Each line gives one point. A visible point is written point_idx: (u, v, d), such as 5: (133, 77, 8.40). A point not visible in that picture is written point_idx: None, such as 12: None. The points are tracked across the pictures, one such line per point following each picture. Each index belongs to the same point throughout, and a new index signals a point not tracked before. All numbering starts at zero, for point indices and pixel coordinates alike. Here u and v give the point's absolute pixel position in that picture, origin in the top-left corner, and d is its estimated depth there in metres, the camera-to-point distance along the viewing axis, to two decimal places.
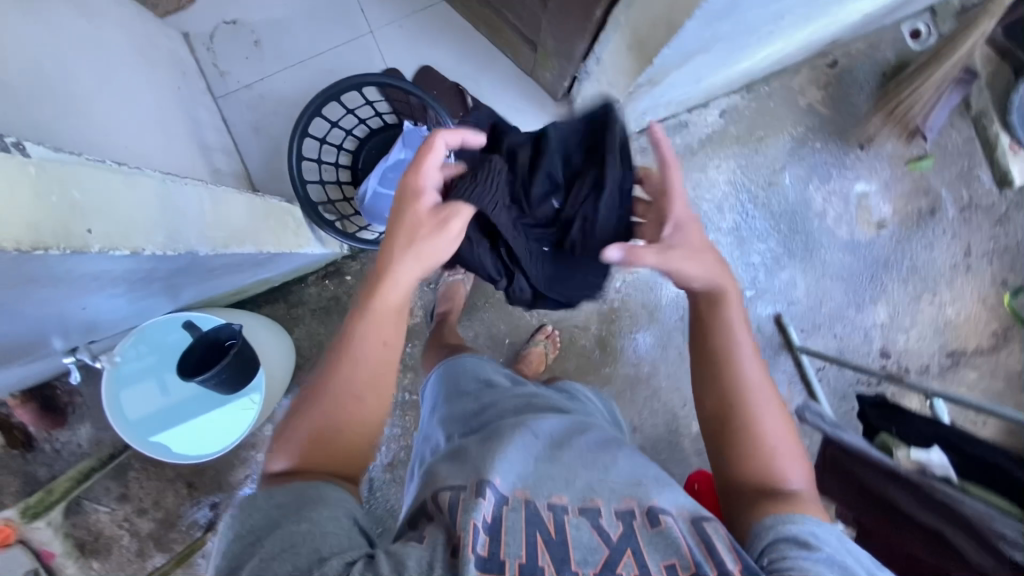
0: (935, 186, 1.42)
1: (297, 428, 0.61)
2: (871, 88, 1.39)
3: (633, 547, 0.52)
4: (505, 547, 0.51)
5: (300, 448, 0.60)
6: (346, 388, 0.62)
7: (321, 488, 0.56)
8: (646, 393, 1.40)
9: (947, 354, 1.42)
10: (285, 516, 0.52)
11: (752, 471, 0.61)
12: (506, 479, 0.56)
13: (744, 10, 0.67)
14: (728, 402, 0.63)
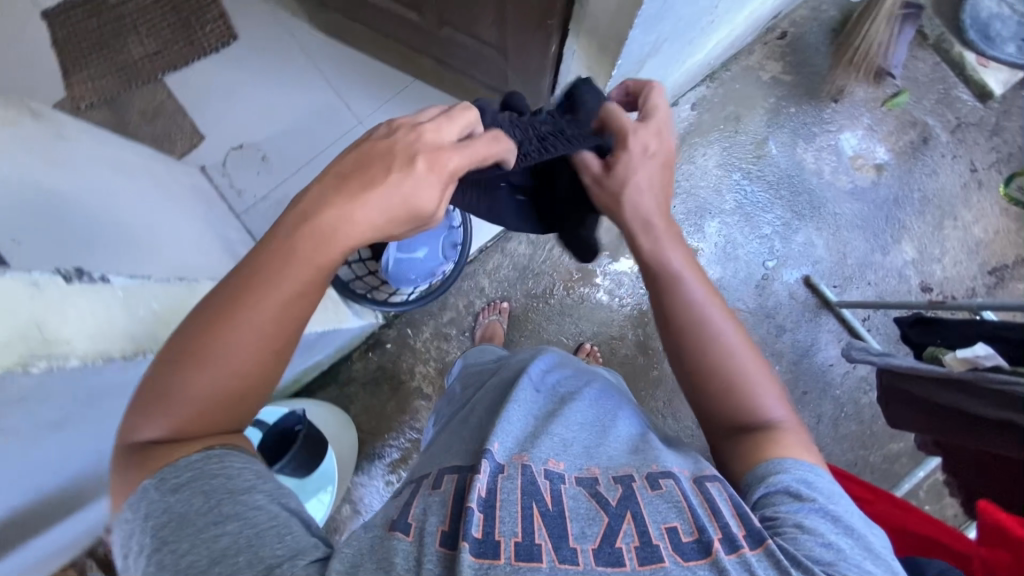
0: (918, 117, 1.45)
1: (167, 399, 0.49)
2: (826, 46, 1.45)
3: (634, 510, 0.47)
4: (500, 525, 0.45)
5: (176, 424, 0.49)
6: (234, 358, 0.50)
7: (226, 458, 0.48)
8: None
9: (988, 272, 1.40)
10: (201, 516, 0.44)
11: (733, 417, 0.57)
12: (501, 447, 0.54)
13: (678, 7, 0.75)
14: (703, 354, 0.58)
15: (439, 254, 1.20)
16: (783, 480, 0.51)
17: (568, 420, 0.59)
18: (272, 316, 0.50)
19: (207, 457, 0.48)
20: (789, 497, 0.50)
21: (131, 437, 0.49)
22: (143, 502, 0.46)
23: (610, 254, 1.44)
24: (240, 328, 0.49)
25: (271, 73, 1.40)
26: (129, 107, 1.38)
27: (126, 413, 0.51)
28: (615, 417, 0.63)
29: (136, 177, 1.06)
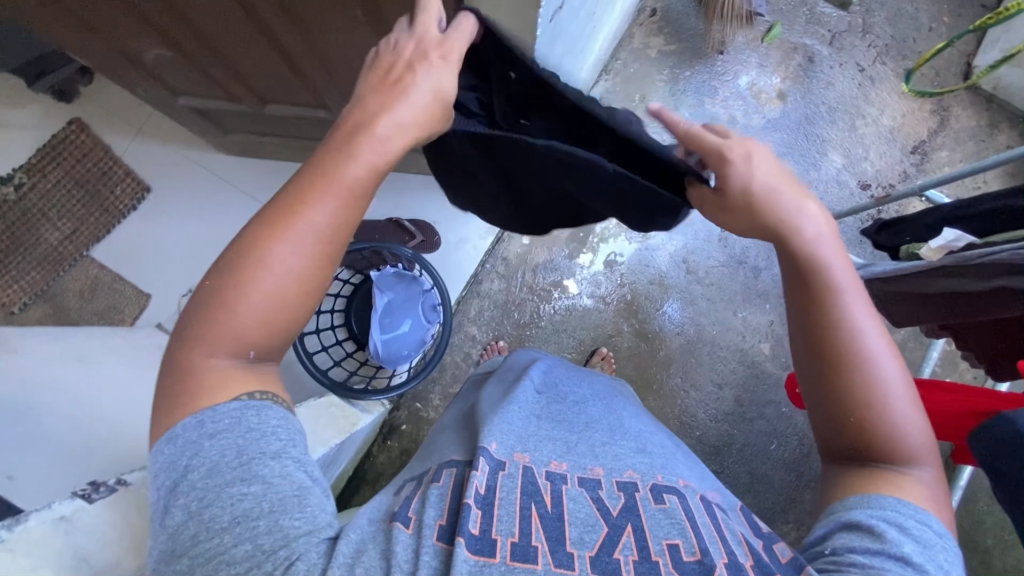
0: (796, 41, 1.55)
1: (215, 323, 0.54)
2: (693, 9, 1.55)
3: (635, 522, 0.54)
4: (496, 525, 0.52)
5: (228, 349, 0.54)
6: (269, 285, 0.54)
7: (262, 412, 0.54)
8: (706, 349, 1.45)
9: (911, 152, 1.51)
10: (231, 470, 0.50)
11: (867, 447, 0.58)
12: (500, 445, 0.62)
13: (564, 27, 0.79)
14: (857, 390, 0.57)
15: (423, 322, 1.20)
16: (862, 518, 0.54)
17: (573, 424, 0.70)
18: (303, 246, 0.54)
19: (246, 407, 0.54)
20: (863, 535, 0.52)
21: (180, 359, 0.54)
22: (180, 439, 0.52)
23: (578, 260, 1.47)
24: (273, 254, 0.53)
25: (195, 210, 1.39)
26: (63, 293, 1.34)
27: (187, 331, 0.54)
28: (618, 414, 0.76)
29: (100, 361, 1.03)
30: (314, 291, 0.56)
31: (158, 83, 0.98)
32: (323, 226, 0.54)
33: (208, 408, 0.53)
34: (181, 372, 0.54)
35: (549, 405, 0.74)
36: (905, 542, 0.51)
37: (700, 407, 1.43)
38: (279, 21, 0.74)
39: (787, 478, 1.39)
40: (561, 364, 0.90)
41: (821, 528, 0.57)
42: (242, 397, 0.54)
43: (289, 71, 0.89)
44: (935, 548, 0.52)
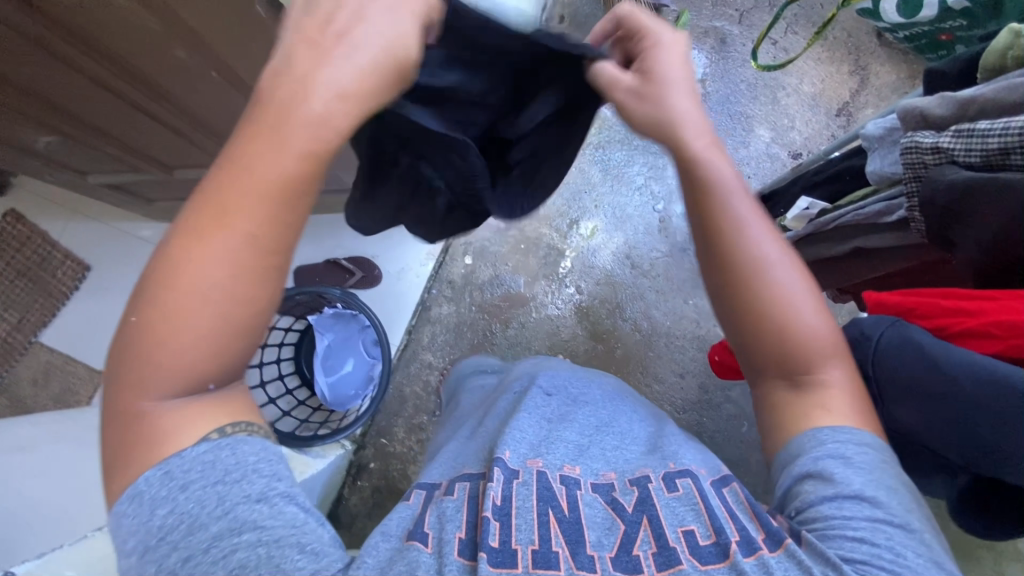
0: (705, 25, 1.57)
1: (152, 348, 0.44)
2: (600, 10, 1.58)
3: (650, 513, 0.53)
4: (516, 535, 0.50)
5: (178, 386, 0.45)
6: (205, 309, 0.44)
7: (237, 449, 0.46)
8: (663, 339, 1.44)
9: (836, 115, 1.52)
10: (212, 521, 0.44)
11: (788, 364, 0.54)
12: (514, 454, 0.59)
13: None
14: (768, 308, 0.53)
15: (366, 357, 1.23)
16: (809, 463, 0.52)
17: (585, 427, 0.68)
18: (233, 259, 0.44)
19: (218, 448, 0.46)
20: (816, 485, 0.51)
21: (124, 406, 0.45)
22: (149, 494, 0.44)
23: (523, 272, 1.47)
24: (201, 260, 0.44)
25: (139, 283, 1.41)
26: (17, 382, 1.34)
27: (115, 377, 0.45)
28: (625, 416, 0.73)
29: (44, 448, 1.02)
30: (259, 311, 0.47)
31: (63, 168, 1.00)
32: (250, 231, 0.45)
33: (174, 455, 0.45)
34: (127, 418, 0.45)
35: (560, 408, 0.71)
36: (879, 498, 0.49)
37: (665, 401, 1.41)
38: (140, 92, 0.75)
39: (763, 460, 1.36)
40: (570, 367, 0.86)
41: (780, 484, 0.55)
42: (211, 436, 0.46)
43: (174, 134, 0.90)
44: (881, 473, 0.51)
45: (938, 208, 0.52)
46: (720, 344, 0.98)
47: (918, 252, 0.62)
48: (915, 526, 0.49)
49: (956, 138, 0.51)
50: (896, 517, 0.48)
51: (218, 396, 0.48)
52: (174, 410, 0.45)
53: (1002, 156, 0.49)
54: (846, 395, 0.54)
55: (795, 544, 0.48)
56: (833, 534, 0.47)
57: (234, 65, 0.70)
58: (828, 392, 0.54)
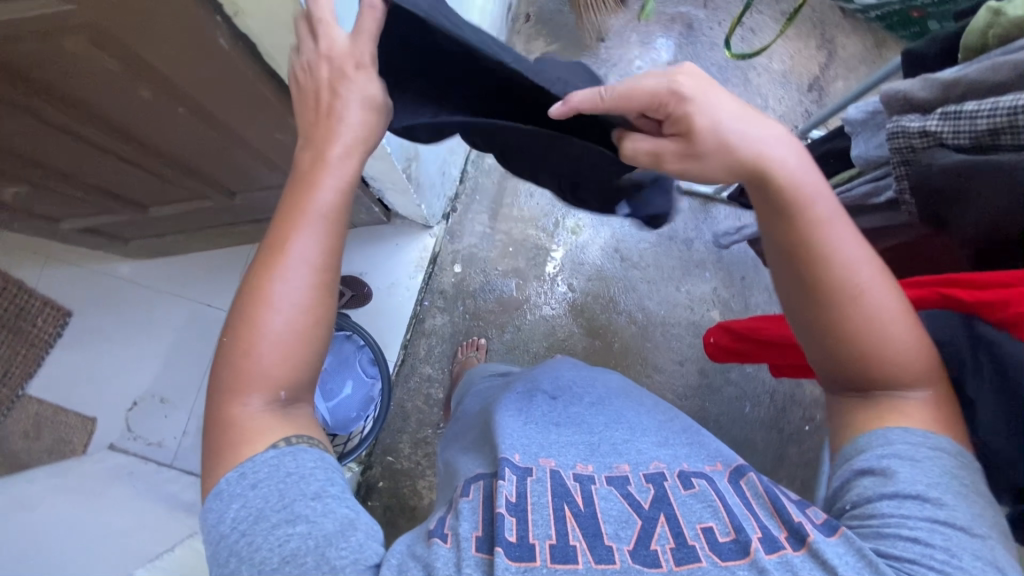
0: (671, 12, 1.57)
1: (242, 362, 0.50)
2: (565, 6, 1.57)
3: (667, 511, 0.51)
4: (533, 530, 0.49)
5: (261, 396, 0.50)
6: (284, 327, 0.50)
7: (297, 455, 0.50)
8: (659, 328, 1.45)
9: (808, 90, 1.53)
10: (274, 513, 0.46)
11: (871, 381, 0.53)
12: (523, 454, 0.57)
13: None
14: (858, 329, 0.52)
15: (365, 378, 1.21)
16: (873, 460, 0.51)
17: (592, 425, 0.64)
18: (302, 280, 0.51)
19: (284, 454, 0.49)
20: (874, 482, 0.50)
21: (218, 412, 0.51)
22: (224, 497, 0.48)
23: (514, 275, 1.46)
24: (280, 283, 0.51)
25: (124, 324, 1.39)
26: (8, 438, 1.30)
27: (217, 387, 0.51)
28: (635, 411, 0.69)
29: (43, 504, 0.99)
30: (326, 323, 0.53)
31: (33, 216, 0.97)
32: (314, 254, 0.52)
33: (249, 458, 0.49)
34: (220, 425, 0.50)
35: (565, 409, 0.67)
36: (946, 499, 0.48)
37: (667, 390, 1.42)
38: (107, 135, 0.73)
39: (767, 437, 1.38)
40: (572, 366, 0.81)
41: (836, 478, 0.54)
42: (279, 444, 0.50)
43: (145, 172, 0.87)
44: (950, 478, 0.49)
45: (933, 193, 0.52)
46: (716, 325, 0.98)
47: (909, 230, 0.61)
48: (984, 529, 0.47)
49: (943, 121, 0.49)
50: (958, 522, 0.47)
51: (289, 405, 0.53)
52: (258, 416, 0.50)
53: (990, 137, 0.47)
54: (929, 411, 0.53)
55: (822, 533, 0.48)
56: (892, 532, 0.46)
57: (200, 100, 0.68)
58: (907, 410, 0.53)
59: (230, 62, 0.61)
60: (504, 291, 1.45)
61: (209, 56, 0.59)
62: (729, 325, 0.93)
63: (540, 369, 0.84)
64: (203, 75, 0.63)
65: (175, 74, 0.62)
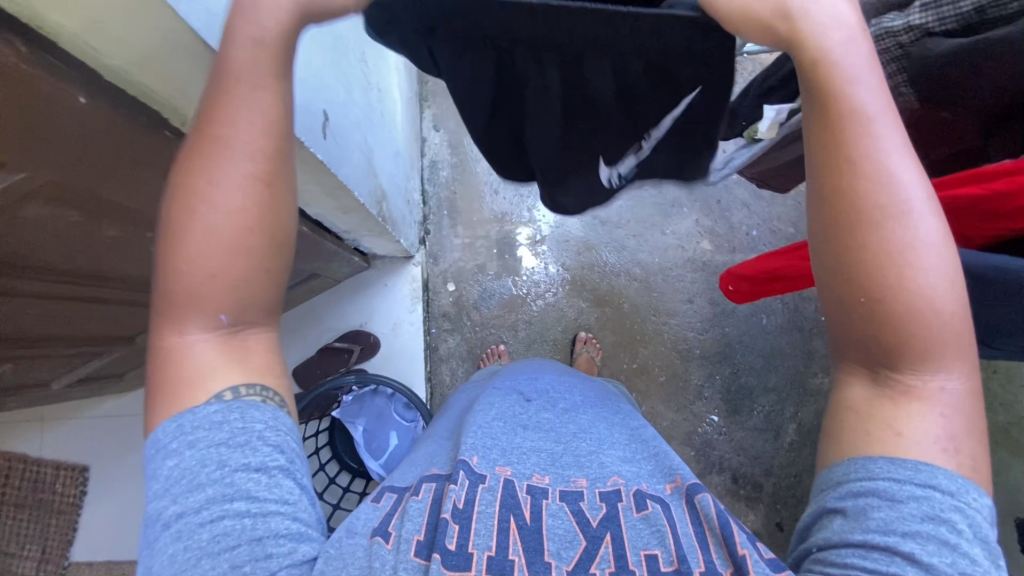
0: None
1: (175, 281, 0.45)
2: None
3: (614, 531, 0.52)
4: (472, 540, 0.49)
5: (200, 320, 0.46)
6: (210, 232, 0.44)
7: (245, 412, 0.46)
8: (659, 274, 1.47)
9: None
10: (211, 479, 0.44)
11: (886, 339, 0.43)
12: (482, 460, 0.57)
13: (347, 127, 0.77)
14: (888, 257, 0.42)
15: (405, 424, 1.18)
16: (847, 496, 0.43)
17: (560, 433, 0.65)
18: (234, 170, 0.43)
19: (228, 410, 0.46)
20: (843, 523, 0.43)
21: (160, 342, 0.47)
22: (161, 451, 0.45)
23: (508, 274, 1.45)
24: (208, 179, 0.43)
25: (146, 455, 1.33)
26: None
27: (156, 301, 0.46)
28: (607, 422, 0.70)
29: None
30: (271, 226, 0.45)
31: (23, 387, 0.92)
32: (248, 140, 0.43)
33: (189, 409, 0.45)
34: (164, 351, 0.47)
35: (536, 414, 0.69)
36: (910, 543, 0.40)
37: (686, 330, 1.45)
38: (82, 284, 0.69)
39: (792, 340, 1.43)
40: (553, 374, 0.81)
41: (810, 512, 0.47)
42: (223, 396, 0.46)
43: (127, 305, 0.84)
44: (941, 521, 0.41)
45: (933, 79, 0.53)
46: (727, 273, 1.03)
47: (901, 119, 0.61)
48: (972, 570, 0.40)
49: (926, 12, 0.52)
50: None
51: (237, 327, 0.48)
52: (195, 346, 0.46)
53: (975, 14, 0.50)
54: (948, 412, 0.43)
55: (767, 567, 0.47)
56: None
57: None
58: (926, 398, 0.43)
59: None
60: (503, 293, 1.45)
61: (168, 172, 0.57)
62: (742, 271, 0.97)
63: (524, 368, 0.85)
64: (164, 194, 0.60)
65: (137, 202, 0.59)
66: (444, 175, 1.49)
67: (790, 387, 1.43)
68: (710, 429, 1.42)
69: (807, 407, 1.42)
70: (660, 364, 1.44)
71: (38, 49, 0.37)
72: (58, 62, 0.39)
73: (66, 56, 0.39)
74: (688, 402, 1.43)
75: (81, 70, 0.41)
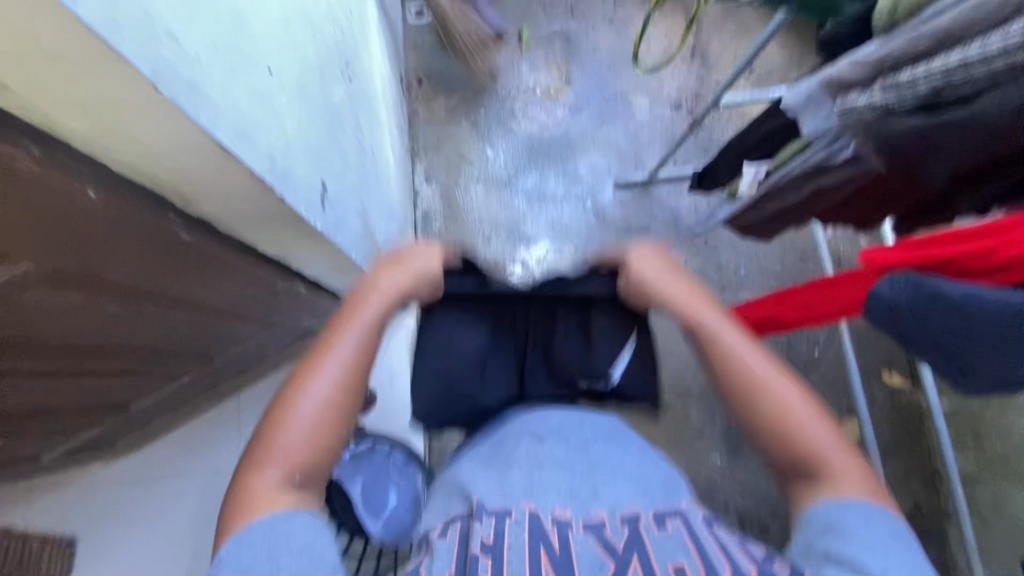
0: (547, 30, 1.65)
1: (270, 436, 0.66)
2: (451, 60, 1.61)
3: (639, 552, 0.56)
4: (506, 569, 0.54)
5: (278, 474, 0.63)
6: (303, 432, 0.66)
7: (291, 519, 0.59)
8: (652, 316, 1.49)
9: (694, 57, 1.63)
10: (262, 570, 0.54)
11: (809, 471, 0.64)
12: (506, 500, 0.61)
13: (346, 197, 0.80)
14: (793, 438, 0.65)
15: (405, 480, 1.18)
16: (837, 523, 0.58)
17: (576, 467, 0.65)
18: (320, 393, 0.68)
19: (275, 524, 0.58)
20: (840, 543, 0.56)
21: (242, 485, 0.62)
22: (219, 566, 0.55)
23: None
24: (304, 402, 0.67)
25: (135, 525, 1.27)
26: None
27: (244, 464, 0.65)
28: (624, 449, 0.69)
29: None
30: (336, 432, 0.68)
31: (18, 460, 0.91)
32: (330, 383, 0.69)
33: (249, 527, 0.58)
34: (245, 492, 0.62)
35: (551, 445, 0.69)
36: (882, 550, 0.55)
37: (682, 370, 1.46)
38: (81, 359, 0.69)
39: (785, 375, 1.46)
40: (558, 414, 0.73)
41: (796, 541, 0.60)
42: (274, 513, 0.59)
43: (127, 374, 0.84)
44: (894, 536, 0.56)
45: (901, 153, 0.58)
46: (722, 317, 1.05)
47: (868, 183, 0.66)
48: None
49: (887, 92, 0.57)
50: (891, 568, 0.54)
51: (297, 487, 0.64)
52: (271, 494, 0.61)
53: (933, 96, 0.54)
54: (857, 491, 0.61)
55: None
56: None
57: (168, 292, 0.67)
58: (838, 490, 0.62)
59: (191, 247, 0.60)
60: None
61: (171, 251, 0.58)
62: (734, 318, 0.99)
63: (531, 404, 0.85)
64: (167, 270, 0.61)
65: (140, 280, 0.60)
66: (436, 227, 1.53)
67: None
68: (712, 470, 1.41)
69: None
70: (658, 406, 1.44)
71: (53, 151, 0.39)
72: (73, 161, 0.40)
73: (81, 155, 0.41)
74: (690, 443, 1.42)
75: (92, 166, 0.42)
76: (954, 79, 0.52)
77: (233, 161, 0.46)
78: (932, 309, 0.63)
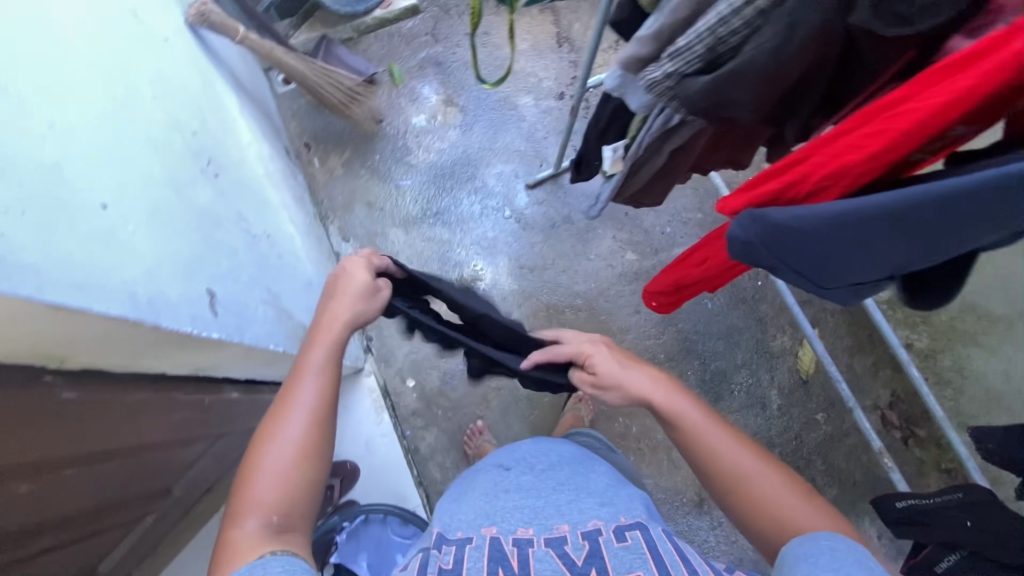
0: (415, 60, 1.66)
1: (253, 481, 0.59)
2: (332, 117, 1.60)
3: (599, 566, 0.53)
4: None
5: (257, 521, 0.55)
6: (283, 465, 0.60)
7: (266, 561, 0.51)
8: (600, 299, 1.51)
9: (561, 45, 1.67)
10: None
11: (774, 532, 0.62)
12: (469, 527, 0.60)
13: (245, 292, 0.78)
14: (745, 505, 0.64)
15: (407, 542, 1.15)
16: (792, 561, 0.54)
17: (541, 489, 0.66)
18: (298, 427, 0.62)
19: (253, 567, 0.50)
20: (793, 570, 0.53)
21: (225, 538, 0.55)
22: None
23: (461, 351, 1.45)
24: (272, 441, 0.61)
25: None
26: None
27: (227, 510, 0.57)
28: (585, 473, 0.70)
29: None
30: (310, 475, 0.61)
31: None
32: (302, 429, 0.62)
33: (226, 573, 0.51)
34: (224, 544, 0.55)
35: (517, 477, 0.69)
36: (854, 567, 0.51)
37: (644, 339, 1.48)
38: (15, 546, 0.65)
39: (739, 313, 1.50)
40: (529, 443, 0.78)
41: None
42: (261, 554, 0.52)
43: (80, 539, 0.80)
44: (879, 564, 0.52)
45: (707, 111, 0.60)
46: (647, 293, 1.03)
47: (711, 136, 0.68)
48: None
49: (674, 61, 0.59)
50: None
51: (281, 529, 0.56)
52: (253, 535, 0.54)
53: (713, 55, 0.58)
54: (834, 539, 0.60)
55: None
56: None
57: (82, 450, 0.63)
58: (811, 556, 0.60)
59: (86, 400, 0.58)
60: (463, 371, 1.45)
61: (64, 413, 0.56)
62: (658, 288, 0.98)
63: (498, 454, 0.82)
64: (70, 430, 0.59)
65: (43, 451, 0.57)
66: None
67: (756, 357, 1.48)
68: None
69: (779, 370, 1.47)
70: None
71: None
72: None
73: None
74: None
75: None
76: (724, 34, 0.56)
77: (79, 314, 0.44)
78: (788, 243, 0.55)
